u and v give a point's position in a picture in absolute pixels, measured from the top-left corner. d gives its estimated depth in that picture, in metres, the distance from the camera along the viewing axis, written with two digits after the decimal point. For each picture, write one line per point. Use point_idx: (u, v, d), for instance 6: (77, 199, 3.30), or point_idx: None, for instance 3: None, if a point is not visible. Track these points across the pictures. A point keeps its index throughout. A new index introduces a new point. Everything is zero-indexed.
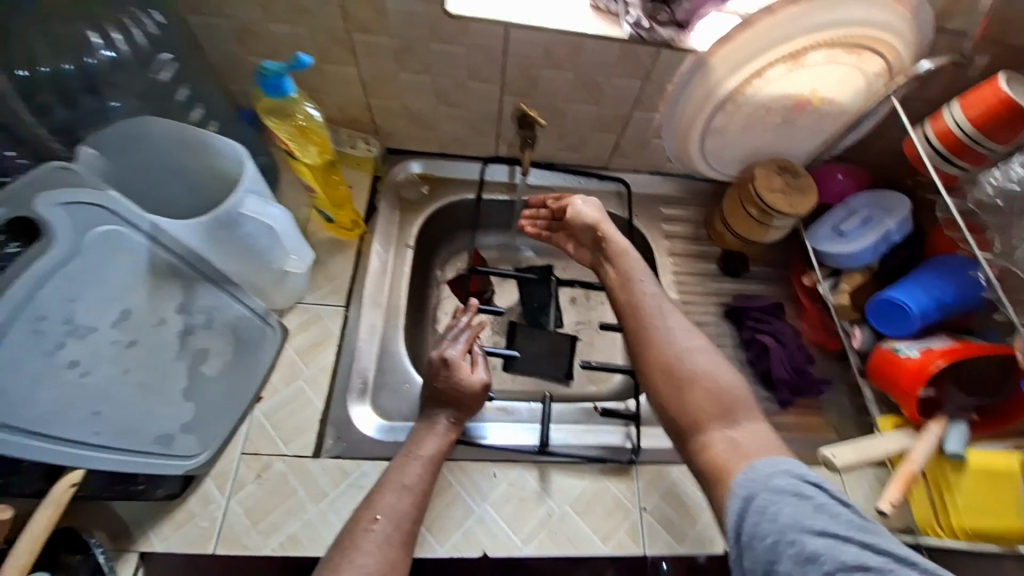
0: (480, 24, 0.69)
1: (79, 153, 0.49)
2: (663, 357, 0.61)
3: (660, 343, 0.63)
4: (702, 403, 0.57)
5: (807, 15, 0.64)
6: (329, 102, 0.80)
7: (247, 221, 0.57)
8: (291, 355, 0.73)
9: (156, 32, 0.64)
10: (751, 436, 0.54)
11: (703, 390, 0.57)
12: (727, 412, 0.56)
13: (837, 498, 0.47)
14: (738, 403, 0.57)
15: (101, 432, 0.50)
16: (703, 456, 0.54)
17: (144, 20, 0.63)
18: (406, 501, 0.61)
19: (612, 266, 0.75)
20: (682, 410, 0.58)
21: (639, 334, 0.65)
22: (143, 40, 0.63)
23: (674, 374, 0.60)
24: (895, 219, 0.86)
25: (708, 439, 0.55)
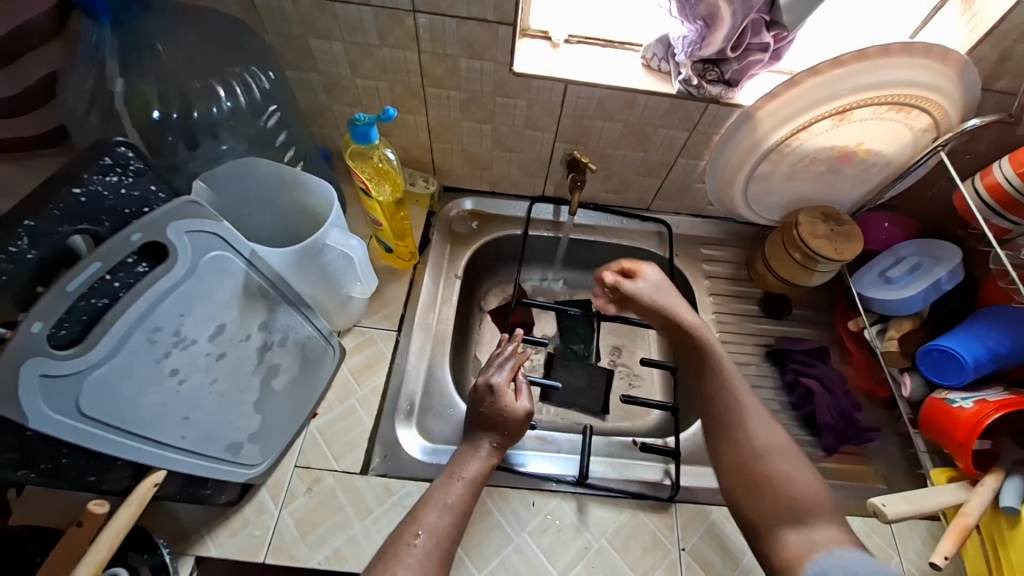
0: (541, 81, 0.75)
1: (193, 186, 0.59)
2: (741, 450, 0.63)
3: (734, 426, 0.65)
4: (779, 503, 0.58)
5: (854, 75, 0.68)
6: (399, 144, 0.89)
7: (329, 251, 0.64)
8: (346, 374, 0.78)
9: (269, 86, 0.73)
10: (830, 540, 0.55)
11: (779, 494, 0.59)
12: (800, 515, 0.57)
13: None
14: (815, 504, 0.58)
15: (187, 437, 0.55)
16: (773, 560, 0.57)
17: (259, 77, 0.71)
18: (446, 519, 0.61)
19: (690, 348, 0.74)
20: (754, 505, 0.60)
21: (720, 432, 0.65)
22: (257, 94, 0.72)
23: (753, 471, 0.61)
24: (945, 268, 0.85)
25: (782, 539, 0.57)
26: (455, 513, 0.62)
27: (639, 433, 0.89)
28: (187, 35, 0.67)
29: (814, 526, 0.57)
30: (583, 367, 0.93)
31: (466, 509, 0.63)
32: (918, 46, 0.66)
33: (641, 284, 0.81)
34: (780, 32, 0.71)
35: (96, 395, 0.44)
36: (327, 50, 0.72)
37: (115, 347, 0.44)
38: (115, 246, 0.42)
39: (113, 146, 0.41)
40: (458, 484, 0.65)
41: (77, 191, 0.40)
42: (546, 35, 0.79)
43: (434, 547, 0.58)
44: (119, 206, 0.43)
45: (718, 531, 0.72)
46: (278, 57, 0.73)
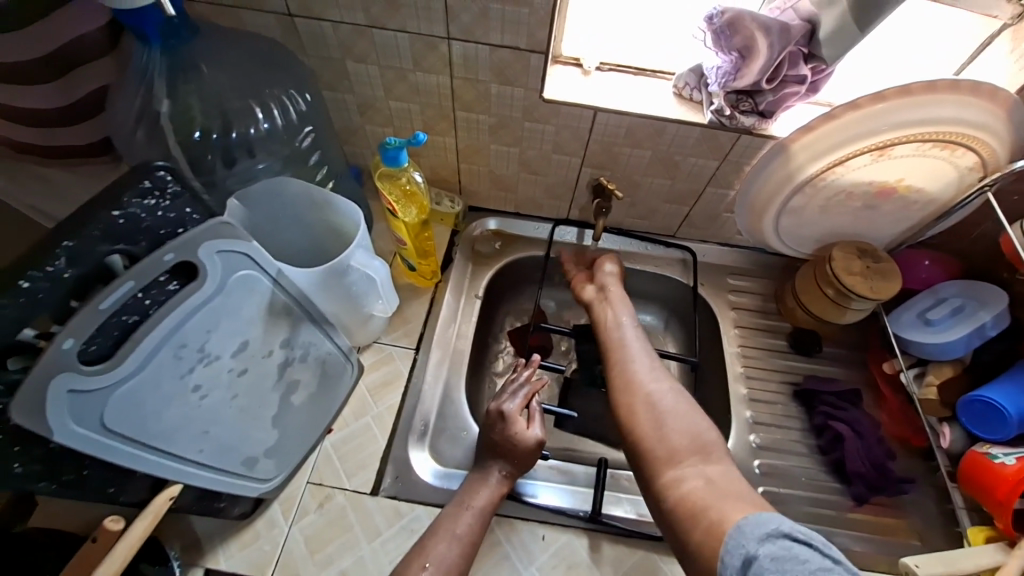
0: (570, 108, 0.75)
1: (228, 204, 0.60)
2: (641, 394, 0.71)
3: (632, 373, 0.74)
4: (681, 441, 0.65)
5: (894, 111, 0.66)
6: (426, 164, 0.90)
7: (353, 272, 0.64)
8: (362, 391, 0.78)
9: (305, 108, 0.75)
10: (724, 474, 0.60)
11: (679, 431, 0.66)
12: (702, 450, 0.64)
13: (832, 557, 0.44)
14: (712, 446, 0.64)
15: (204, 450, 0.55)
16: (671, 492, 0.61)
17: (297, 100, 0.73)
18: (451, 550, 0.61)
19: (607, 308, 0.83)
20: (658, 445, 0.66)
21: (625, 378, 0.74)
22: (295, 116, 0.74)
23: (653, 412, 0.69)
24: (990, 313, 0.80)
25: (682, 475, 0.62)
26: (463, 545, 0.62)
27: None
28: (229, 56, 0.68)
29: (716, 459, 0.62)
30: (600, 395, 0.91)
31: (473, 539, 0.63)
32: (965, 84, 0.64)
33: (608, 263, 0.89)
34: (818, 65, 0.70)
35: (121, 409, 0.45)
36: (363, 73, 0.74)
37: (142, 362, 0.45)
38: (148, 266, 0.43)
39: (154, 170, 0.43)
40: (466, 513, 0.64)
41: (116, 214, 0.41)
42: (577, 62, 0.79)
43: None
44: (154, 226, 0.44)
45: None
46: (316, 79, 0.75)
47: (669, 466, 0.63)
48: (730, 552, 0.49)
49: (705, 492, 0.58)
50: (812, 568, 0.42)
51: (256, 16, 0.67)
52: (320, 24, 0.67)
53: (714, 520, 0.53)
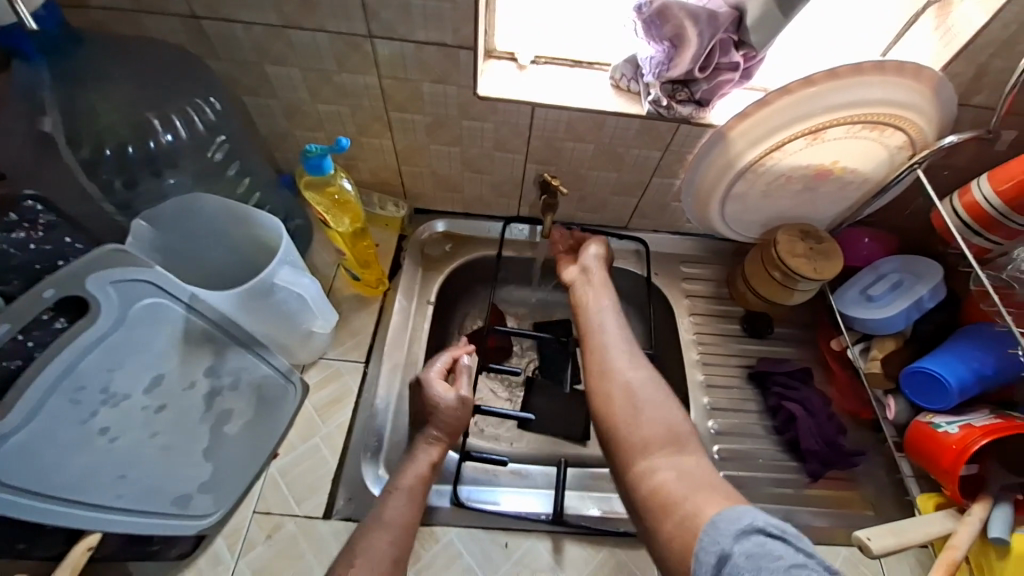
0: (507, 104, 0.73)
1: (132, 226, 0.56)
2: (618, 384, 0.69)
3: (609, 365, 0.71)
4: (654, 430, 0.63)
5: (824, 96, 0.67)
6: (365, 168, 0.86)
7: (280, 290, 0.61)
8: (309, 410, 0.74)
9: (214, 118, 0.70)
10: (697, 465, 0.59)
11: (651, 421, 0.65)
12: (676, 440, 0.63)
13: (805, 551, 0.45)
14: (686, 436, 0.63)
15: (124, 495, 0.51)
16: (644, 482, 0.60)
17: (204, 108, 0.68)
18: (385, 539, 0.59)
19: (586, 291, 0.81)
20: (632, 435, 0.64)
21: (602, 370, 0.71)
22: (201, 126, 0.68)
23: (630, 400, 0.67)
24: (926, 286, 0.83)
25: (654, 465, 0.61)
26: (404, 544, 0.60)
27: None
28: (133, 65, 0.64)
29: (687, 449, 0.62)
30: (560, 393, 0.90)
31: (410, 524, 0.62)
32: (890, 65, 0.65)
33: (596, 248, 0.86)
34: (749, 52, 0.69)
35: (13, 465, 0.41)
36: (283, 76, 0.69)
37: (32, 412, 0.40)
38: (25, 307, 0.38)
39: (20, 201, 0.40)
40: (404, 499, 0.64)
41: None
42: (512, 56, 0.76)
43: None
44: (28, 262, 0.41)
45: None
46: (232, 84, 0.70)
47: (637, 455, 0.63)
48: (704, 550, 0.49)
49: (676, 484, 0.57)
50: (787, 566, 0.43)
51: (158, 20, 0.61)
52: (230, 26, 0.62)
53: (686, 513, 0.53)
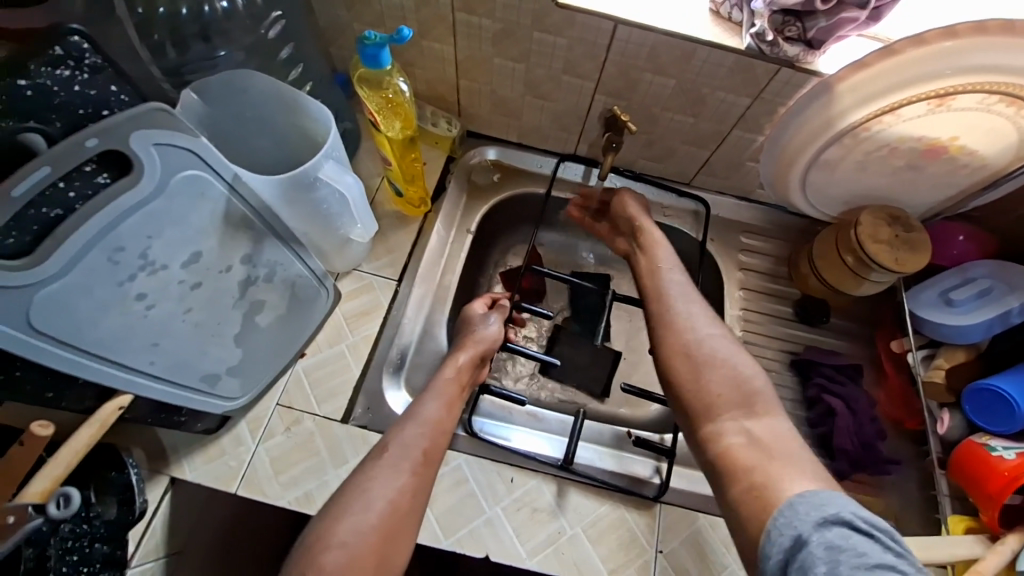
0: (587, 16, 0.65)
1: (182, 96, 0.54)
2: (682, 340, 0.64)
3: (679, 318, 0.67)
4: (721, 392, 0.59)
5: (964, 52, 0.56)
6: (421, 76, 0.81)
7: (322, 186, 0.59)
8: (338, 318, 0.74)
9: None
10: (771, 430, 0.55)
11: (721, 379, 0.60)
12: (746, 402, 0.58)
13: (895, 554, 0.42)
14: (757, 396, 0.58)
15: (156, 363, 0.53)
16: (711, 446, 0.56)
17: None
18: (417, 432, 0.62)
19: (642, 254, 0.76)
20: (696, 396, 0.60)
21: (667, 325, 0.67)
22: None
23: (690, 362, 0.62)
24: (1019, 298, 0.74)
25: (721, 428, 0.57)
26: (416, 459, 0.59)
27: (636, 423, 0.85)
28: None
29: (761, 414, 0.57)
30: (590, 344, 0.87)
31: (441, 421, 0.64)
32: None
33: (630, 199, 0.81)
34: None
35: (50, 313, 0.42)
36: None
37: (72, 261, 0.41)
38: (65, 152, 0.37)
39: (65, 35, 0.38)
40: (434, 398, 0.65)
41: (22, 83, 0.37)
42: None
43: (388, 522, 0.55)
44: (71, 104, 0.40)
45: (702, 539, 0.68)
46: None
47: (712, 418, 0.58)
48: (778, 530, 0.45)
49: (750, 453, 0.53)
50: (872, 564, 0.40)
51: None
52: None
53: (759, 484, 0.50)
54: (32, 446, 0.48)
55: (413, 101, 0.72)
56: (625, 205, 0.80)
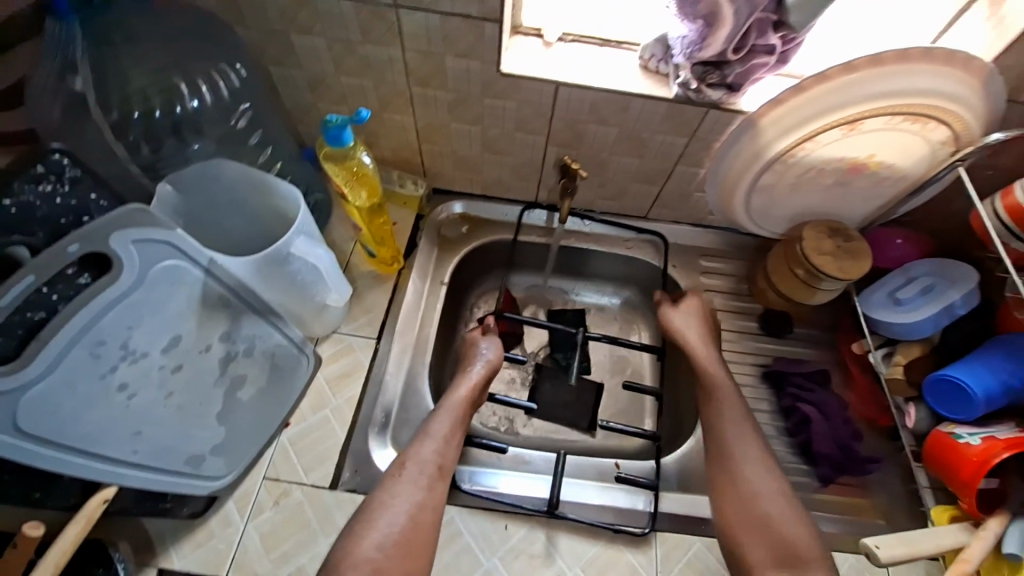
0: (531, 82, 0.72)
1: (158, 189, 0.58)
2: (736, 484, 0.68)
3: (732, 458, 0.70)
4: (764, 547, 0.63)
5: (865, 83, 0.64)
6: (386, 144, 0.86)
7: (295, 260, 0.61)
8: (321, 383, 0.74)
9: (238, 85, 0.71)
10: None
11: (765, 535, 0.63)
12: (789, 562, 0.61)
13: None
14: (803, 556, 0.61)
15: (140, 451, 0.53)
16: None
17: (230, 75, 0.70)
18: (430, 447, 0.66)
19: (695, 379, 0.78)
20: (736, 549, 0.64)
21: (721, 466, 0.70)
22: (227, 93, 0.71)
23: (745, 506, 0.66)
24: (960, 291, 0.79)
25: None
26: (428, 479, 0.63)
27: (625, 453, 0.86)
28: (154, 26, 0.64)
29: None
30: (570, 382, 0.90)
31: (451, 436, 0.67)
32: (938, 52, 0.61)
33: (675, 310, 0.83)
34: (788, 33, 0.65)
35: (32, 412, 0.43)
36: (309, 46, 0.70)
37: (54, 361, 0.42)
38: (49, 260, 0.40)
39: (49, 155, 0.43)
40: (446, 415, 0.69)
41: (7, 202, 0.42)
42: (539, 32, 0.75)
43: (397, 564, 0.57)
44: (53, 216, 0.44)
45: (700, 563, 0.68)
46: (256, 54, 0.71)
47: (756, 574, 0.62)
48: None
49: None
50: None
51: None
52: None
53: None
54: (23, 548, 0.47)
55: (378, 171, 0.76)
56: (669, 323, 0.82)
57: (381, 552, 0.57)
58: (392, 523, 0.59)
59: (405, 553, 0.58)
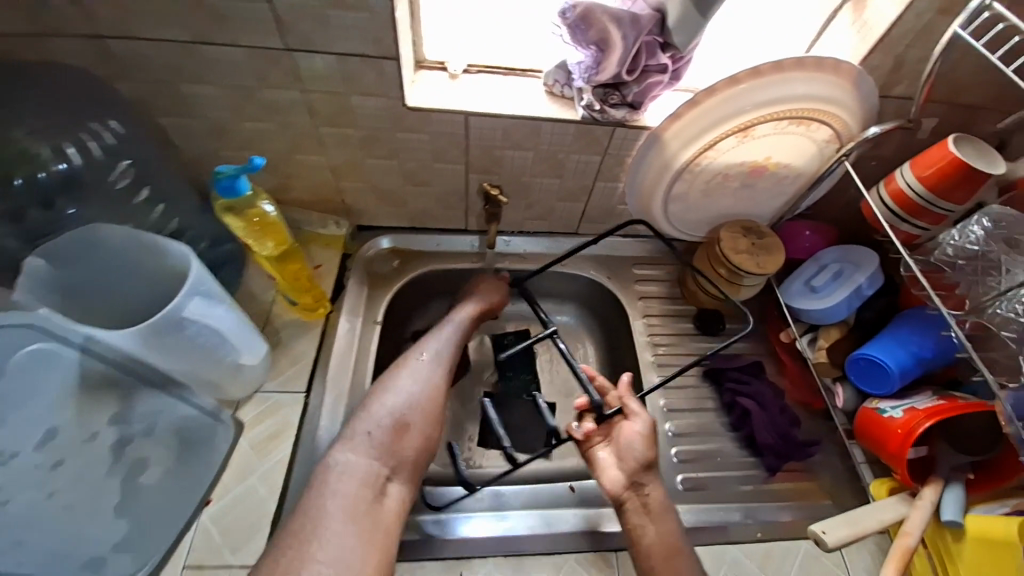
0: (440, 114, 0.72)
1: (25, 264, 0.55)
2: None
3: None
4: None
5: (750, 93, 0.67)
6: (301, 186, 0.83)
7: (190, 324, 0.58)
8: (245, 449, 0.68)
9: (114, 142, 0.69)
10: None
11: None
12: None
13: None
14: None
15: (28, 560, 0.55)
16: None
17: (102, 133, 0.67)
18: (445, 343, 0.79)
19: (649, 522, 0.65)
20: None
21: None
22: (98, 151, 0.68)
23: None
24: (864, 274, 0.84)
25: None
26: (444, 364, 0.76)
27: (581, 472, 0.85)
28: (34, 98, 0.63)
29: None
30: (521, 404, 0.89)
31: (459, 337, 0.81)
32: (809, 61, 0.65)
33: (636, 423, 0.72)
34: (675, 53, 0.69)
35: None
36: (202, 95, 0.67)
37: None
38: None
39: None
40: (455, 321, 0.82)
41: None
42: (443, 65, 0.75)
43: (418, 422, 0.69)
44: None
45: None
46: (147, 107, 0.68)
47: None
48: None
49: None
50: None
51: (69, 44, 0.60)
52: (136, 44, 0.61)
53: None
54: None
55: (281, 220, 0.74)
56: (637, 441, 0.70)
57: (407, 411, 0.69)
58: (415, 390, 0.71)
59: (426, 417, 0.70)
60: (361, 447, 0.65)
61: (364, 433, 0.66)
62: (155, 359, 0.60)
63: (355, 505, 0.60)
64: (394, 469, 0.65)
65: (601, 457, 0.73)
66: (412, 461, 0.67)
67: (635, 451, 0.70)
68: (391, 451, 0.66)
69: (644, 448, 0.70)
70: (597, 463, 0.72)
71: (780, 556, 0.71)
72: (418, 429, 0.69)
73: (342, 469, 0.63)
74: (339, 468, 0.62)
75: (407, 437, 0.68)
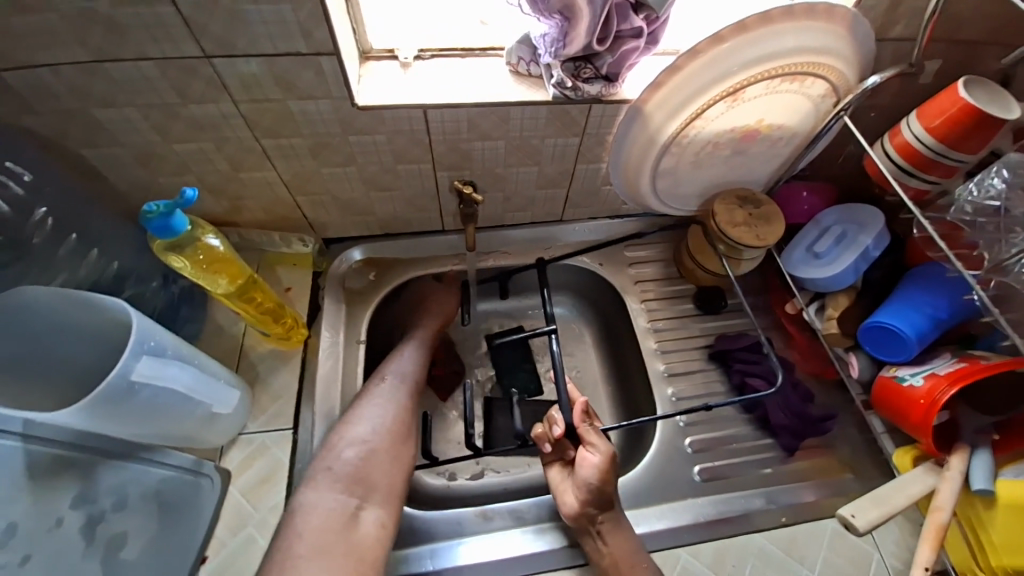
0: (394, 110, 0.64)
1: None
2: None
3: None
4: None
5: (737, 51, 0.60)
6: (255, 205, 0.76)
7: (142, 388, 0.54)
8: (235, 498, 0.64)
9: (26, 188, 0.59)
10: None
11: None
12: None
13: None
14: None
15: None
16: None
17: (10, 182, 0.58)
18: (407, 363, 0.76)
19: (606, 547, 0.63)
20: None
21: None
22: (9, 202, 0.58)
23: None
24: (870, 234, 0.79)
25: None
26: (409, 385, 0.73)
27: None
28: None
29: None
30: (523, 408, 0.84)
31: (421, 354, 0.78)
32: (800, 8, 0.58)
33: (593, 453, 0.66)
34: (650, 14, 0.61)
35: None
36: (121, 119, 0.59)
37: None
38: None
39: None
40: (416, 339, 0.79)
41: None
42: (393, 54, 0.67)
43: (384, 446, 0.66)
44: None
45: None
46: (65, 140, 0.61)
47: None
48: None
49: None
50: None
51: None
52: (33, 72, 0.53)
53: None
54: None
55: (230, 252, 0.67)
56: (592, 471, 0.65)
57: (371, 437, 0.66)
58: (379, 415, 0.68)
59: (393, 441, 0.67)
60: (324, 484, 0.61)
61: (326, 469, 0.62)
62: (107, 428, 0.55)
63: (322, 542, 0.57)
64: (364, 497, 0.62)
65: (560, 481, 0.70)
66: (385, 488, 0.63)
67: (592, 483, 0.65)
68: (358, 480, 0.62)
69: (600, 481, 0.64)
70: (557, 488, 0.69)
71: (804, 540, 0.70)
72: (384, 454, 0.65)
73: (306, 508, 0.59)
74: (302, 507, 0.59)
75: (375, 463, 0.64)
